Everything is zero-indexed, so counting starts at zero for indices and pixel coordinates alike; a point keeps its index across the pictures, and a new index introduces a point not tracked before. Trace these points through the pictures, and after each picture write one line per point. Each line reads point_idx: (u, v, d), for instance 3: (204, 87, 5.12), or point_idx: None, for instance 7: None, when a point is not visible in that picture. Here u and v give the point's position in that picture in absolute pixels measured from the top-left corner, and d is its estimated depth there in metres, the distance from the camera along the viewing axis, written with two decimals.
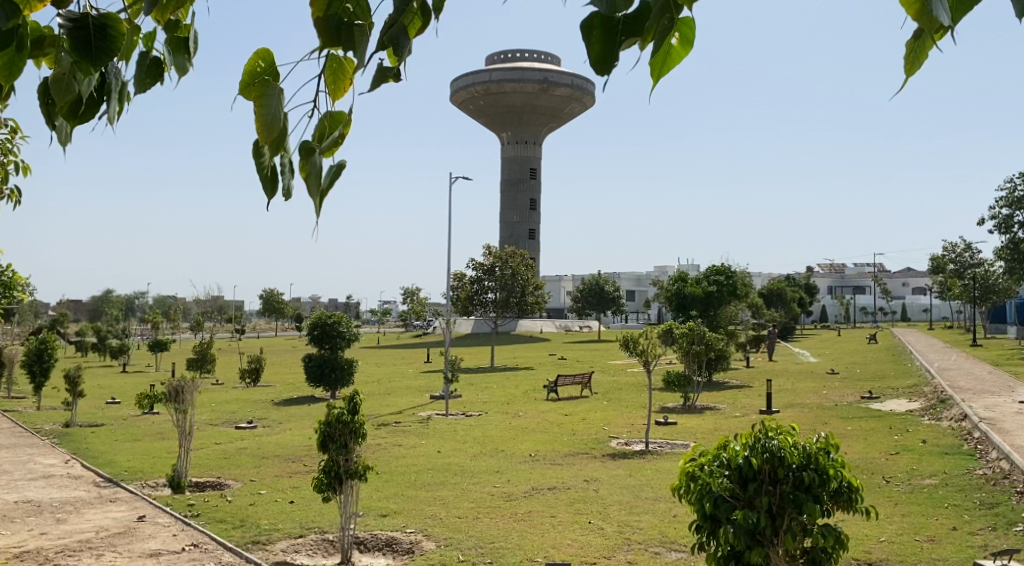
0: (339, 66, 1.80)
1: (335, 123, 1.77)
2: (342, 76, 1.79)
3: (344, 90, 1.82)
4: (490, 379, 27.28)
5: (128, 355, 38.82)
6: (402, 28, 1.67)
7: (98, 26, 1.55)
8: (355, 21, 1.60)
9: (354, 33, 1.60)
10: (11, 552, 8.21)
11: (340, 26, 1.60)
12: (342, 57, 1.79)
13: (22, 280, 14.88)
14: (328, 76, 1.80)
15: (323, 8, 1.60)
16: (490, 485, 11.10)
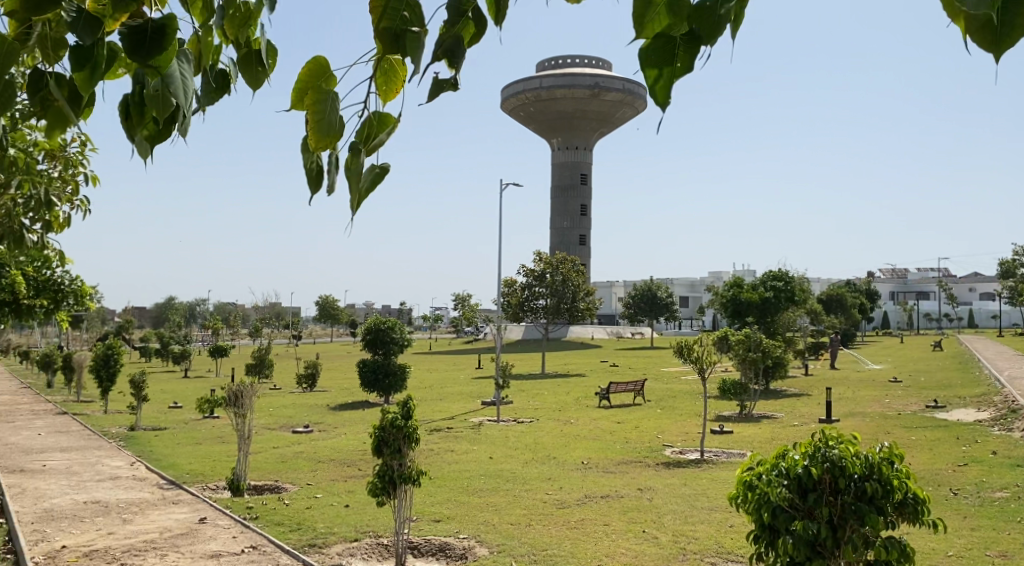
0: (391, 67, 1.82)
1: (383, 125, 1.76)
2: (395, 77, 1.82)
3: (396, 91, 1.84)
4: (542, 386, 27.28)
5: (189, 361, 39.75)
6: (458, 41, 1.67)
7: (156, 26, 1.50)
8: (410, 28, 1.63)
9: (409, 40, 1.63)
10: (80, 551, 8.47)
11: (400, 34, 1.63)
12: (394, 59, 1.82)
13: (91, 289, 15.39)
14: (380, 77, 1.83)
15: (380, 15, 1.62)
16: (544, 492, 11.10)
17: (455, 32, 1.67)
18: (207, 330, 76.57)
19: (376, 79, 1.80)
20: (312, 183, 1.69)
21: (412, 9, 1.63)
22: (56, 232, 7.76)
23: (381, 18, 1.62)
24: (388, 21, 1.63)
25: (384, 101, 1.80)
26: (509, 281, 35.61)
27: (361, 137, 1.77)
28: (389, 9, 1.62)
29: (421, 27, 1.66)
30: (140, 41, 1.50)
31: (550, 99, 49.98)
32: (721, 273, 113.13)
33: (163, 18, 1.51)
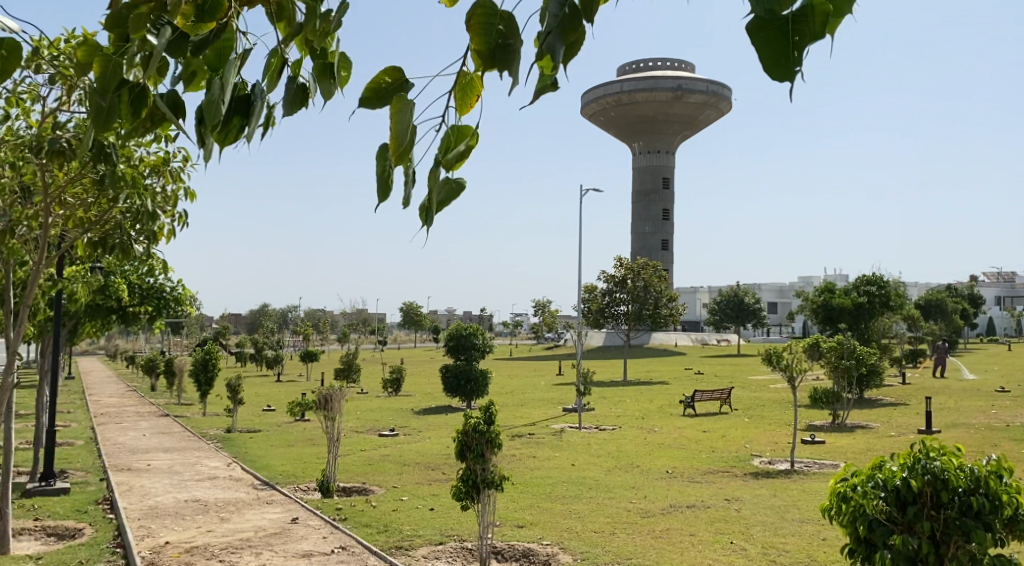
0: (468, 82, 1.92)
1: (461, 137, 1.87)
2: (471, 92, 1.91)
3: (471, 105, 1.93)
4: (626, 393, 27.03)
5: (281, 366, 40.87)
6: (559, 37, 1.73)
7: None
8: (506, 41, 1.68)
9: (504, 52, 1.68)
10: (181, 547, 8.83)
11: (495, 47, 1.68)
12: (471, 74, 1.91)
13: (190, 296, 16.02)
14: (457, 92, 1.92)
15: (476, 32, 1.70)
16: (627, 501, 11.01)
17: (554, 34, 1.72)
18: (298, 337, 78.87)
19: (454, 92, 1.90)
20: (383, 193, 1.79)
21: (507, 22, 1.69)
22: (160, 243, 8.08)
23: (473, 35, 1.70)
24: (485, 39, 1.69)
25: (460, 113, 1.90)
26: (590, 287, 35.48)
27: (438, 149, 1.87)
28: (486, 23, 1.69)
29: (515, 37, 1.70)
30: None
31: (631, 102, 49.63)
32: (811, 278, 110.26)
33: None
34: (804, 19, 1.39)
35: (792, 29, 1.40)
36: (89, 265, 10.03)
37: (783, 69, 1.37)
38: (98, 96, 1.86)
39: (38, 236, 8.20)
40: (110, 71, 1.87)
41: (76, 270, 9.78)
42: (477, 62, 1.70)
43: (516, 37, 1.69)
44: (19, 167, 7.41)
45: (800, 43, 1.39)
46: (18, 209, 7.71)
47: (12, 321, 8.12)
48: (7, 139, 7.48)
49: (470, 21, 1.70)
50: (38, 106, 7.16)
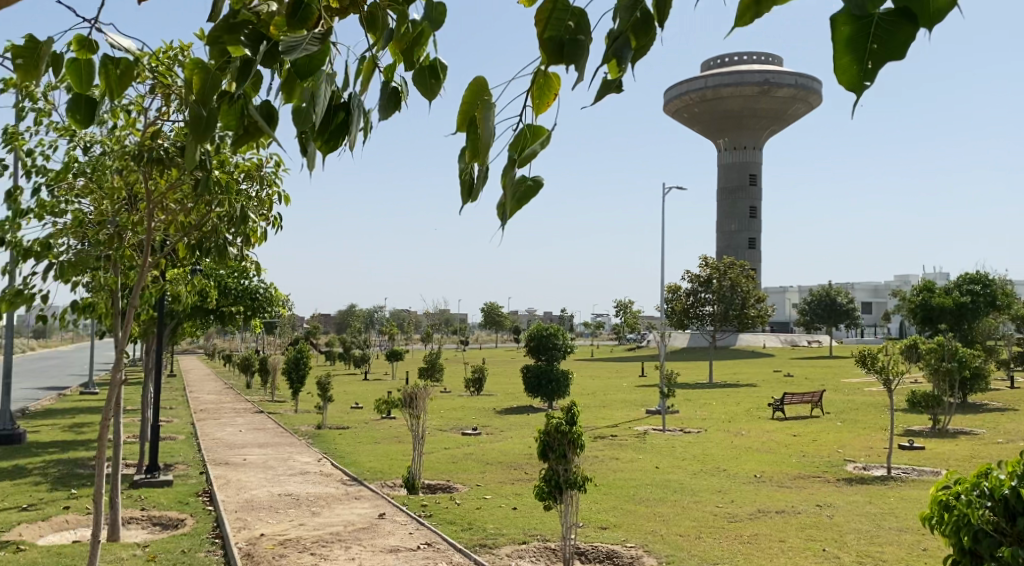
0: (546, 82, 1.88)
1: (536, 135, 1.81)
2: (548, 91, 1.88)
3: (547, 103, 1.89)
4: (711, 396, 26.54)
5: (368, 365, 41.63)
6: (627, 41, 1.69)
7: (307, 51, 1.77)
8: (576, 37, 1.65)
9: (577, 46, 1.65)
10: (275, 539, 9.06)
11: (564, 41, 1.66)
12: (547, 74, 1.87)
13: (282, 296, 16.50)
14: (533, 91, 1.88)
15: (546, 29, 1.67)
16: (715, 505, 10.78)
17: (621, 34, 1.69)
18: (384, 338, 80.32)
19: (532, 92, 1.85)
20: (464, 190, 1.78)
21: (577, 18, 1.67)
22: (255, 244, 8.24)
23: (544, 29, 1.66)
24: (553, 33, 1.67)
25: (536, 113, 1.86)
26: (673, 287, 35.03)
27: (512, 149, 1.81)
28: (554, 21, 1.66)
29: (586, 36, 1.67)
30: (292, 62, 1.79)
31: (716, 98, 48.74)
32: (909, 277, 106.09)
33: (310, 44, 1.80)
34: (897, 28, 1.35)
35: (871, 31, 1.35)
36: (190, 267, 10.34)
37: (857, 78, 1.35)
38: (201, 107, 2.07)
39: (145, 241, 8.51)
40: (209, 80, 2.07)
41: (179, 272, 10.09)
42: (543, 59, 1.68)
43: (587, 31, 1.66)
44: (126, 174, 7.70)
45: (879, 54, 1.35)
46: (124, 215, 8.02)
47: (120, 322, 8.42)
48: (113, 147, 7.76)
49: (540, 18, 1.67)
50: (143, 115, 7.43)
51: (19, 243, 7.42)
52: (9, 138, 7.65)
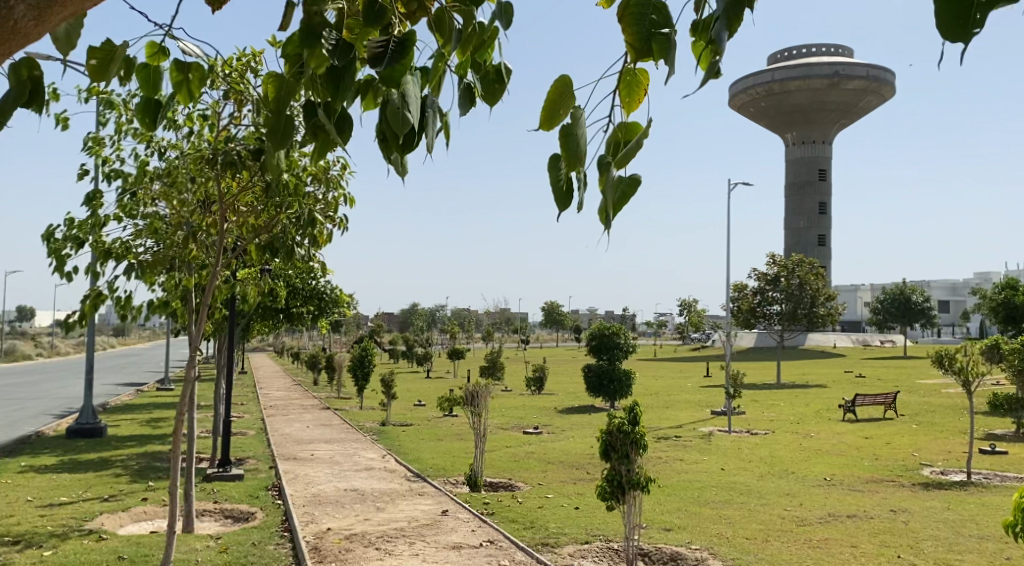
0: (634, 79, 2.16)
1: (628, 133, 2.08)
2: (636, 89, 2.15)
3: (638, 101, 2.17)
4: (779, 397, 26.03)
5: (430, 363, 41.92)
6: (722, 22, 1.94)
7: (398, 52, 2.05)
8: (661, 30, 1.94)
9: (658, 42, 1.94)
10: (341, 533, 9.24)
11: (650, 37, 1.95)
12: (635, 71, 2.15)
13: (348, 295, 16.79)
14: (624, 89, 2.16)
15: (632, 28, 1.96)
16: (783, 508, 10.61)
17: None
18: (447, 338, 80.76)
19: (621, 90, 2.13)
20: (561, 200, 2.03)
21: (660, 12, 1.95)
22: (321, 246, 8.41)
23: (628, 27, 1.96)
24: (638, 29, 1.95)
25: (627, 110, 2.14)
26: (739, 285, 34.48)
27: (609, 149, 2.07)
28: (641, 19, 1.95)
29: (670, 28, 1.96)
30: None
31: (783, 92, 47.80)
32: (987, 276, 102.33)
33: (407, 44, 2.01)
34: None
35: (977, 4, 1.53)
36: (260, 266, 10.58)
37: (961, 31, 1.52)
38: (276, 112, 2.21)
39: (217, 242, 8.77)
40: (284, 92, 2.23)
41: (248, 272, 10.32)
42: (635, 53, 1.96)
43: (671, 25, 1.95)
44: (199, 178, 7.95)
45: (984, 10, 1.53)
46: (199, 217, 8.28)
47: (193, 321, 8.66)
48: (187, 152, 8.01)
49: (626, 19, 1.96)
50: (217, 122, 7.68)
51: (101, 245, 7.73)
52: (91, 145, 7.98)
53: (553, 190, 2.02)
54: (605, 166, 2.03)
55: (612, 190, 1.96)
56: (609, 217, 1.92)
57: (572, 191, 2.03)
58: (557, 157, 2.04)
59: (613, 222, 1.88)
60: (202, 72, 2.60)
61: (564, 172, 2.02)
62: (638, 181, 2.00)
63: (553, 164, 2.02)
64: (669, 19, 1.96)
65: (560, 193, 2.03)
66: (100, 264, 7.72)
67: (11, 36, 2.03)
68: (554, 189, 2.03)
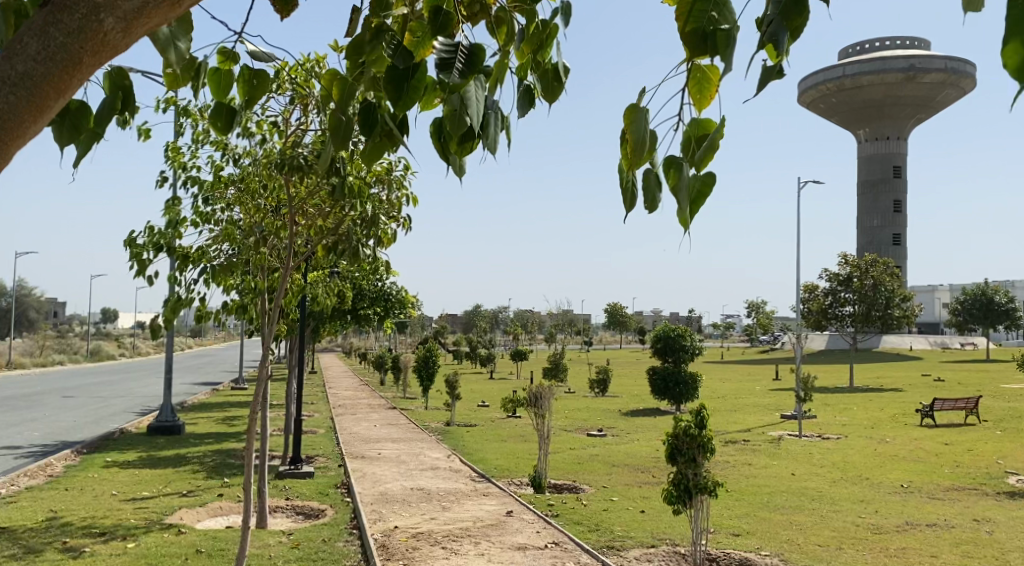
0: (704, 76, 2.15)
1: (702, 128, 2.08)
2: (707, 85, 2.14)
3: (709, 98, 2.16)
4: (852, 401, 25.38)
5: (494, 364, 42.02)
6: (781, 22, 1.94)
7: (465, 55, 2.10)
8: (719, 28, 1.93)
9: (720, 37, 1.93)
10: (408, 532, 9.35)
11: (711, 33, 1.93)
12: (705, 69, 2.14)
13: (413, 297, 16.95)
14: (694, 86, 2.16)
15: (691, 23, 1.95)
16: (857, 515, 10.35)
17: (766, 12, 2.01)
18: (510, 339, 80.97)
19: (691, 88, 2.13)
20: (632, 200, 2.06)
21: (721, 11, 1.94)
22: (386, 247, 8.49)
23: (690, 22, 1.94)
24: (697, 24, 1.94)
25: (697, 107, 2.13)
26: (810, 286, 33.72)
27: (682, 144, 2.08)
28: (699, 18, 1.95)
29: (730, 25, 1.94)
30: (449, 67, 2.08)
31: (856, 87, 46.57)
32: None
33: (472, 48, 2.11)
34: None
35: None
36: (329, 268, 10.75)
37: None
38: (340, 112, 2.33)
39: (287, 245, 8.95)
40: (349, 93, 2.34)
41: (318, 274, 10.50)
42: (696, 52, 1.95)
43: (730, 21, 1.93)
44: (271, 184, 8.13)
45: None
46: (271, 222, 8.47)
47: (268, 323, 8.86)
48: (259, 157, 8.19)
49: (683, 18, 1.96)
50: (288, 129, 7.85)
51: (180, 251, 7.99)
52: (171, 155, 8.23)
53: (621, 189, 2.04)
54: (676, 167, 2.03)
55: (683, 189, 1.99)
56: (683, 217, 1.94)
57: (645, 190, 2.04)
58: (623, 157, 2.06)
59: (684, 222, 1.91)
60: (269, 78, 2.74)
61: (630, 171, 2.03)
62: (714, 178, 2.00)
63: (619, 163, 2.04)
64: (729, 16, 1.95)
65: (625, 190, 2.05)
66: (179, 269, 7.97)
67: (102, 46, 2.10)
68: (622, 188, 2.05)
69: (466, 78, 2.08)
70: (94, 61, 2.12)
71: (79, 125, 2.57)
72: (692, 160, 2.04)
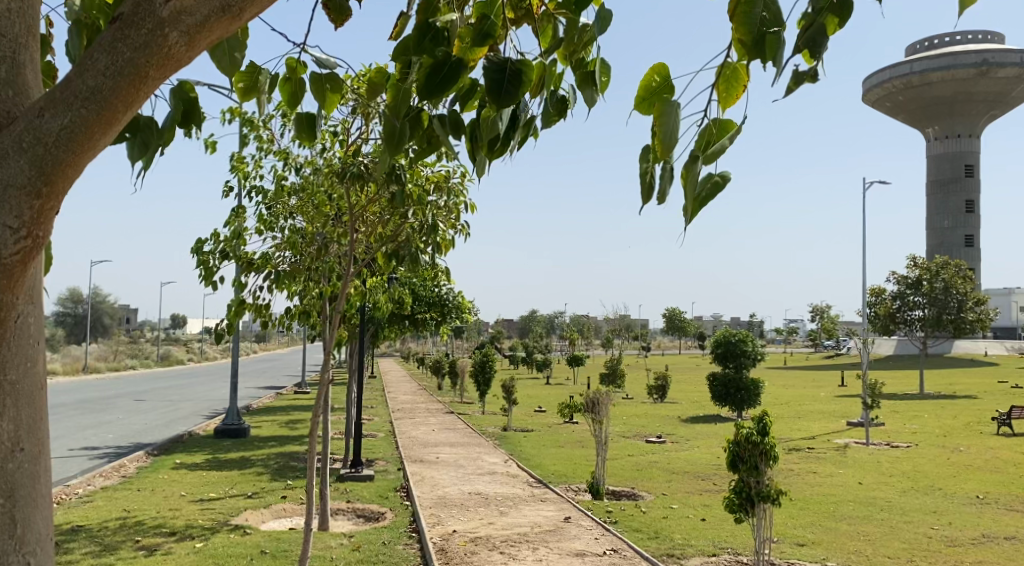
0: (732, 74, 2.19)
1: (723, 129, 2.13)
2: (734, 85, 2.18)
3: (733, 97, 2.20)
4: (922, 408, 24.66)
5: (550, 370, 41.93)
6: (820, 28, 2.08)
7: (513, 71, 2.19)
8: (770, 29, 2.00)
9: (769, 40, 2.00)
10: (466, 536, 9.41)
11: (761, 36, 2.00)
12: (735, 67, 2.18)
13: (470, 302, 17.05)
14: (721, 85, 2.19)
15: (745, 24, 2.00)
16: (928, 527, 10.08)
17: (817, 24, 2.08)
18: (567, 344, 80.71)
19: (719, 86, 2.17)
20: (647, 191, 2.12)
21: (770, 10, 2.00)
22: (444, 253, 8.57)
23: (739, 25, 2.00)
24: (749, 25, 2.00)
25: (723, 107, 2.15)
26: (876, 290, 32.90)
27: (701, 143, 2.11)
28: (750, 17, 2.00)
29: (780, 28, 2.01)
30: (499, 85, 2.18)
31: (924, 84, 45.23)
32: None
33: (519, 64, 2.20)
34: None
35: None
36: (388, 275, 10.87)
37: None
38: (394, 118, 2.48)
39: (348, 251, 9.10)
40: (401, 95, 2.48)
41: (378, 281, 10.66)
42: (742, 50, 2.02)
43: (781, 24, 2.00)
44: (332, 193, 8.28)
45: None
46: (331, 229, 8.64)
47: (329, 328, 9.02)
48: (320, 166, 8.35)
49: (737, 16, 2.01)
50: (347, 138, 7.99)
51: (245, 257, 8.20)
52: (236, 165, 8.45)
53: (640, 182, 2.12)
54: (693, 161, 2.06)
55: (694, 187, 2.00)
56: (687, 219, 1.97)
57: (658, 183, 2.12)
58: (647, 150, 2.13)
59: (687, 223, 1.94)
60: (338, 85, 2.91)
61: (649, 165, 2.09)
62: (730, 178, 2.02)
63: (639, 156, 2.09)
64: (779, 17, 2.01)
65: (644, 181, 2.13)
66: (244, 275, 8.17)
67: (168, 60, 2.18)
68: (641, 180, 2.13)
69: (514, 95, 2.19)
70: (159, 74, 2.20)
71: (148, 143, 2.74)
72: (709, 159, 2.06)
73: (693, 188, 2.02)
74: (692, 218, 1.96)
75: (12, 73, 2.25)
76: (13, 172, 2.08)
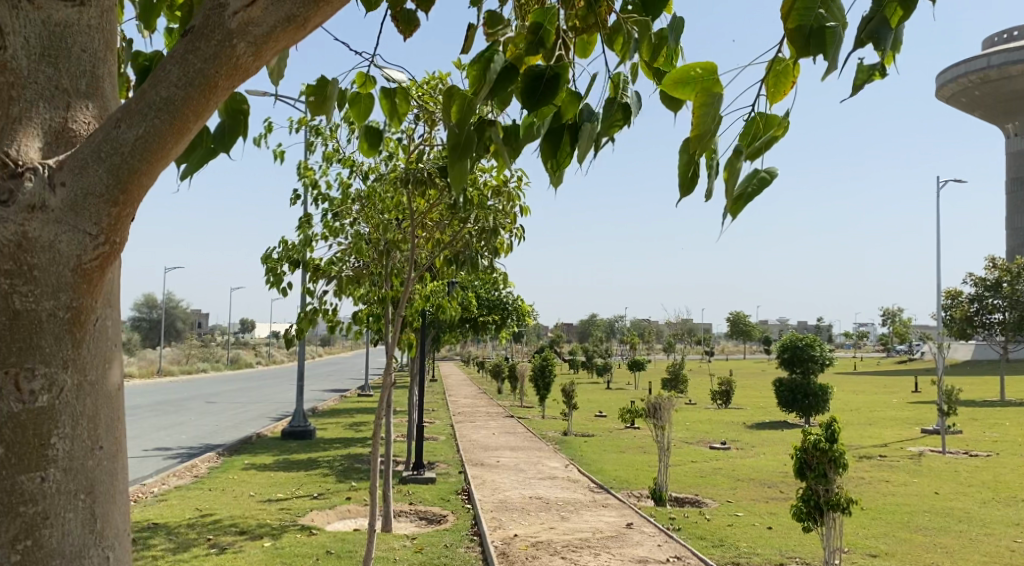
0: (784, 69, 2.14)
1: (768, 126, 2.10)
2: (785, 80, 2.14)
3: (783, 93, 2.16)
4: (1001, 416, 23.77)
5: (612, 374, 41.68)
6: (880, 25, 2.03)
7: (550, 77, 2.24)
8: (827, 27, 1.95)
9: (826, 35, 1.95)
10: (527, 540, 9.42)
11: (814, 34, 1.95)
12: (786, 63, 2.13)
13: (530, 307, 17.04)
14: (771, 80, 2.16)
15: (797, 22, 1.97)
16: (1008, 540, 9.72)
17: (879, 19, 2.02)
18: (629, 348, 80.05)
19: (768, 82, 2.13)
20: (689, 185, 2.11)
21: (830, 8, 1.95)
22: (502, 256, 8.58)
23: (793, 21, 1.96)
24: (803, 23, 1.96)
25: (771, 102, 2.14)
26: (951, 292, 31.85)
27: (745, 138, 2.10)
28: (805, 15, 1.96)
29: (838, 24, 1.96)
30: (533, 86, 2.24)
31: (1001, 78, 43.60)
32: None
33: (555, 69, 2.24)
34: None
35: None
36: (448, 278, 10.96)
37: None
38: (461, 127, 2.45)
39: (410, 256, 9.18)
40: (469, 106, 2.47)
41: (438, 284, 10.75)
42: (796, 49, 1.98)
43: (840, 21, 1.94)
44: (396, 199, 8.39)
45: None
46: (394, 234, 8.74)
47: (392, 331, 9.13)
48: (382, 173, 8.46)
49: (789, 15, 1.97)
50: (411, 146, 8.08)
51: (311, 263, 8.33)
52: (303, 172, 8.61)
53: (681, 175, 2.11)
54: (738, 159, 2.04)
55: (738, 181, 2.01)
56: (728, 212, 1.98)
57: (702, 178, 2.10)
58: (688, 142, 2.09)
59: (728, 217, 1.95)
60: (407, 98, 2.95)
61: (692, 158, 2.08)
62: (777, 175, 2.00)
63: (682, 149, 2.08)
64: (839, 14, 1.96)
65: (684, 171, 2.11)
66: (311, 280, 8.32)
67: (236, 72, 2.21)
68: (682, 173, 2.11)
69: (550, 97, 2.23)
70: (229, 83, 2.25)
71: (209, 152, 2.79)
72: (753, 154, 2.06)
73: (737, 185, 1.99)
74: (734, 216, 1.94)
75: (92, 86, 2.22)
76: (92, 181, 2.08)
